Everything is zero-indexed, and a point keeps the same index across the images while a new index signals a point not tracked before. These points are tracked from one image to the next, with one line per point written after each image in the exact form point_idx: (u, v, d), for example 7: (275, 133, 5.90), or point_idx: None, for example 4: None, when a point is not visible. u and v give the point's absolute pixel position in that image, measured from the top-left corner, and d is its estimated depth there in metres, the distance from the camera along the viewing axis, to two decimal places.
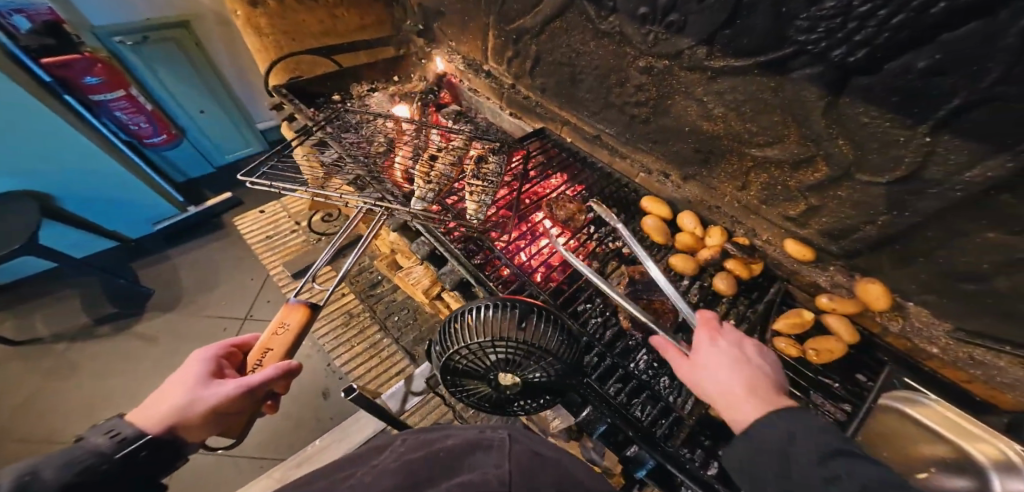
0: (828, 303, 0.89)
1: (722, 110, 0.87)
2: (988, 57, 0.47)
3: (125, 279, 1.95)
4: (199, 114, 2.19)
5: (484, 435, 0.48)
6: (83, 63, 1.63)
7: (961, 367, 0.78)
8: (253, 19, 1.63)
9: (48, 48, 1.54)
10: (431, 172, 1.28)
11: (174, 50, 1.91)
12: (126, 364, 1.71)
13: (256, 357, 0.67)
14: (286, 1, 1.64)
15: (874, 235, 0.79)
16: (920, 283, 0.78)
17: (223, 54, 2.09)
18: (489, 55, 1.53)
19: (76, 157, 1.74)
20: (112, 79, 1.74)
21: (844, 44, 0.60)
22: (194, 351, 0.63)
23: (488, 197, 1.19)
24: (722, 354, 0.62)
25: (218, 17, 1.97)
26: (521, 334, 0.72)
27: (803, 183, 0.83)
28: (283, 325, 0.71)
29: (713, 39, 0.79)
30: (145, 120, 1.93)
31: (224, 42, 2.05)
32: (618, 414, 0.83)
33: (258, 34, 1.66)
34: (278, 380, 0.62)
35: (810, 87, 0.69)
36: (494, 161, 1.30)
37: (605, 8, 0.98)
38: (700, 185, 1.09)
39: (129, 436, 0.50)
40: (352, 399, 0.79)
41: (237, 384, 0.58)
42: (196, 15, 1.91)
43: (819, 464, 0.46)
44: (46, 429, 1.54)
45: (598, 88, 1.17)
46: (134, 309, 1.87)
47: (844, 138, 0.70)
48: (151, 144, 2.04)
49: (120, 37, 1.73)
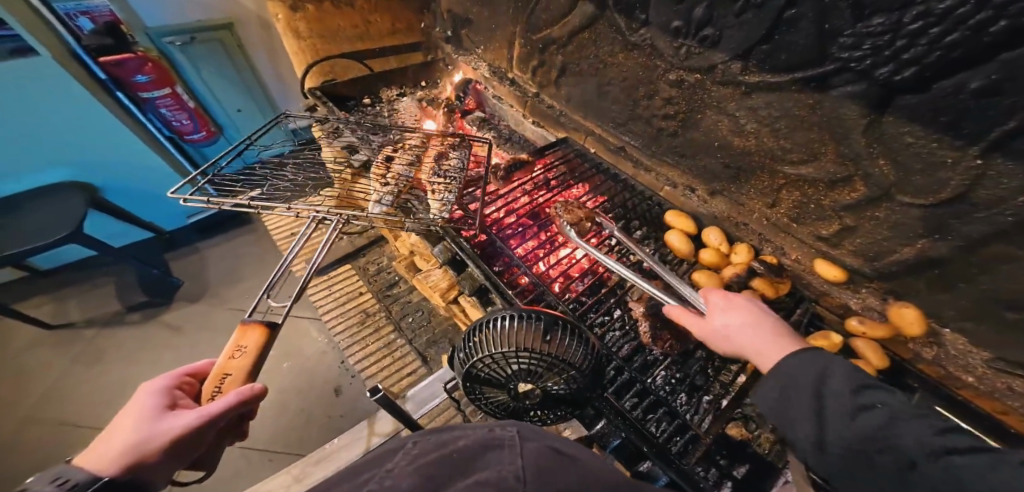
0: (858, 325, 0.87)
1: (754, 126, 0.86)
2: None
3: (158, 270, 2.01)
4: (237, 112, 2.27)
5: (493, 435, 0.47)
6: (134, 62, 1.66)
7: (999, 398, 0.75)
8: (293, 23, 1.69)
9: (106, 48, 1.60)
10: (388, 173, 1.28)
11: (218, 51, 2.00)
12: (150, 351, 1.75)
13: (213, 384, 0.63)
14: (324, 7, 1.70)
15: (911, 258, 0.76)
16: (958, 308, 0.76)
17: (262, 55, 2.19)
18: (514, 63, 1.55)
19: (122, 152, 1.81)
20: (160, 78, 1.77)
21: (891, 61, 0.59)
22: (145, 384, 0.60)
23: (450, 195, 1.17)
24: (737, 308, 0.75)
25: (261, 21, 2.06)
26: (546, 347, 0.71)
27: (838, 202, 0.81)
28: (240, 348, 0.67)
29: (749, 54, 0.78)
30: (187, 118, 1.97)
31: (264, 43, 2.15)
32: (634, 429, 0.82)
33: (296, 37, 1.72)
34: (241, 404, 0.59)
35: (851, 106, 0.68)
36: (454, 156, 1.32)
37: (636, 20, 0.99)
38: (727, 201, 1.07)
39: (81, 481, 0.47)
40: (376, 400, 0.79)
41: (195, 416, 0.56)
42: (239, 18, 1.99)
43: (852, 398, 0.51)
44: (73, 412, 1.58)
45: (625, 99, 1.17)
46: (163, 298, 1.92)
47: (885, 159, 0.68)
48: (191, 141, 2.09)
49: (171, 38, 1.80)
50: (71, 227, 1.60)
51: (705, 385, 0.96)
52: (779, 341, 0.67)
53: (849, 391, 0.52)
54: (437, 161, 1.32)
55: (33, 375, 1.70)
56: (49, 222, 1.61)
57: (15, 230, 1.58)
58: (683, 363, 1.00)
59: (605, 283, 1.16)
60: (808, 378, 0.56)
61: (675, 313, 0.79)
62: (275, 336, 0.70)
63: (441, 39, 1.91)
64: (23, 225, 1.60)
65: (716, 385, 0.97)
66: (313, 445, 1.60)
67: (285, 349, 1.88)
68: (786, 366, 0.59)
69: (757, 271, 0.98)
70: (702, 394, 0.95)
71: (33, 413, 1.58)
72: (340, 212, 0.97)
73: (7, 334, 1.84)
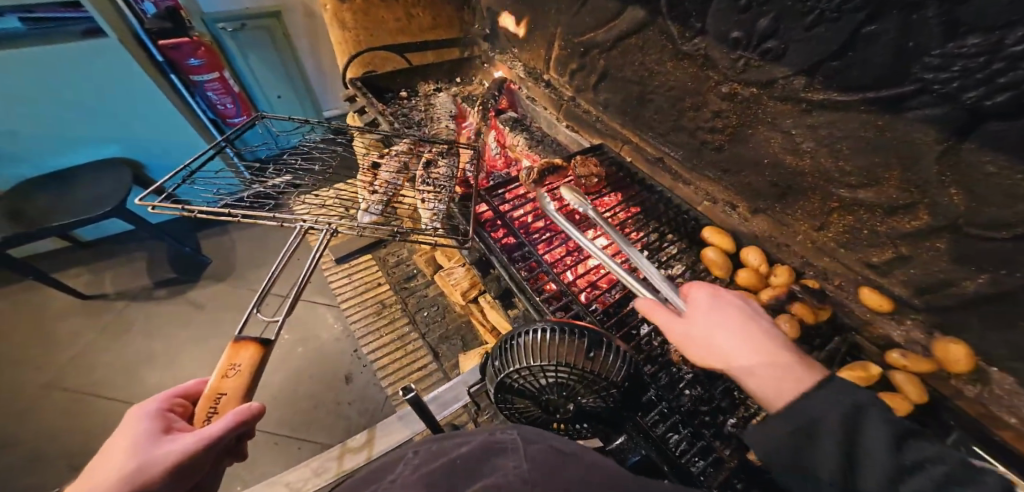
0: (899, 358, 0.84)
1: (811, 145, 0.84)
2: None
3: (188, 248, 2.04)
4: (276, 99, 2.35)
5: (495, 439, 0.46)
6: (189, 47, 1.74)
7: None
8: (340, 13, 1.73)
9: (165, 31, 1.67)
10: (377, 183, 1.41)
11: (265, 39, 2.08)
12: (172, 328, 1.76)
13: (206, 405, 0.62)
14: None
15: (972, 292, 0.72)
16: (1014, 350, 0.72)
17: (307, 47, 2.24)
18: (551, 65, 1.53)
19: (164, 131, 1.90)
20: (210, 62, 1.85)
21: (983, 85, 0.55)
22: (135, 408, 0.58)
23: (442, 203, 1.23)
24: (727, 302, 0.67)
25: (305, 10, 2.08)
26: (588, 363, 0.69)
27: (896, 229, 0.78)
28: (233, 368, 0.66)
29: (815, 70, 0.76)
30: (231, 101, 2.08)
31: (308, 32, 2.18)
32: (655, 447, 0.76)
33: (342, 27, 1.75)
34: (238, 426, 0.58)
35: (927, 129, 0.64)
36: (443, 165, 1.38)
37: (691, 29, 0.96)
38: (769, 220, 1.05)
39: None
40: (409, 400, 0.78)
41: (194, 439, 0.54)
42: (287, 7, 2.03)
43: (894, 460, 0.44)
44: (94, 382, 1.60)
45: (669, 110, 1.15)
46: (188, 276, 1.94)
47: (958, 187, 0.65)
48: (232, 124, 2.19)
49: (223, 24, 1.90)
50: (115, 202, 1.65)
51: (730, 407, 0.92)
52: (798, 366, 0.58)
53: (894, 447, 0.45)
54: (426, 169, 1.39)
55: (60, 342, 1.73)
56: (93, 196, 1.67)
57: (58, 204, 1.65)
58: (710, 384, 0.95)
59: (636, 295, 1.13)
60: (835, 425, 0.48)
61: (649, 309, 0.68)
62: (270, 352, 0.70)
63: (478, 36, 1.89)
64: (74, 198, 1.66)
65: (741, 408, 0.93)
66: (323, 432, 1.61)
67: (298, 334, 1.88)
68: (813, 407, 0.51)
69: (797, 295, 0.96)
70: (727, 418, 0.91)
71: (59, 379, 1.61)
72: (329, 222, 0.99)
73: (40, 301, 1.89)
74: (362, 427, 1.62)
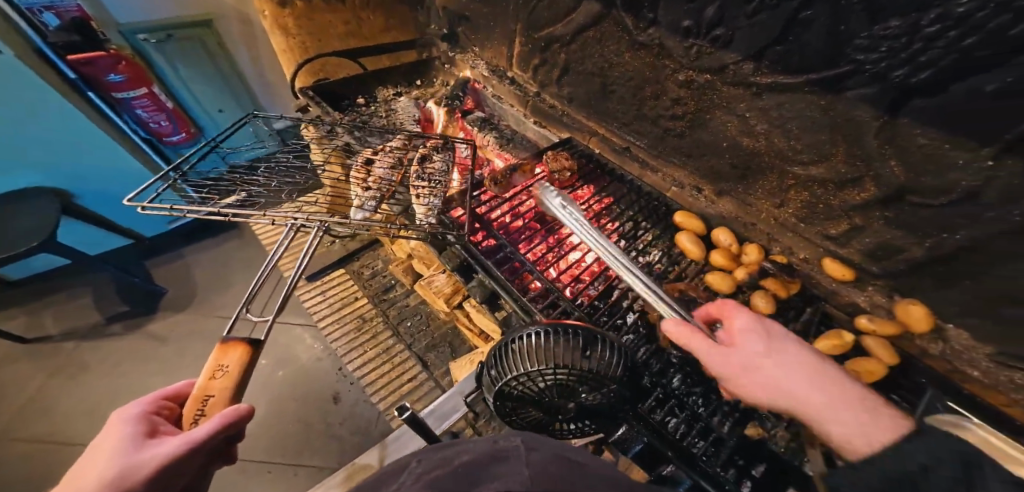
0: (868, 323, 0.87)
1: (763, 127, 0.87)
2: None
3: (140, 277, 1.92)
4: (218, 113, 2.26)
5: (499, 445, 0.43)
6: (107, 60, 1.62)
7: (1003, 391, 0.77)
8: (281, 19, 1.65)
9: (74, 45, 1.55)
10: (369, 177, 1.32)
11: (196, 49, 1.97)
12: (135, 363, 1.67)
13: (194, 407, 0.59)
14: (312, 4, 1.66)
15: (921, 256, 0.77)
16: (964, 306, 0.77)
17: (244, 53, 2.14)
18: (515, 62, 1.52)
19: (97, 155, 1.75)
20: (135, 77, 1.73)
21: (906, 64, 0.59)
22: (120, 409, 0.56)
23: (437, 199, 1.16)
24: (774, 331, 0.61)
25: (240, 17, 2.00)
26: (587, 363, 0.63)
27: (847, 202, 0.82)
28: (221, 368, 0.64)
29: (761, 55, 0.78)
30: (165, 118, 1.96)
31: (245, 40, 2.10)
32: (656, 433, 0.80)
33: (285, 34, 1.69)
34: (228, 427, 0.56)
35: (865, 107, 0.68)
36: (438, 159, 1.32)
37: (643, 19, 0.98)
38: (734, 201, 1.07)
39: None
40: (405, 420, 0.75)
41: (178, 443, 0.52)
42: (218, 14, 1.94)
43: None
44: (51, 429, 1.51)
45: (631, 99, 1.16)
46: (143, 307, 1.83)
47: (897, 159, 0.68)
48: (171, 142, 2.07)
49: (145, 35, 1.78)
50: (43, 235, 1.54)
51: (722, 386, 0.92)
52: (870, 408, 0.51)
53: None
54: (420, 164, 1.32)
55: (7, 391, 1.61)
56: (23, 231, 1.54)
57: None
58: (698, 364, 0.95)
59: (617, 286, 1.10)
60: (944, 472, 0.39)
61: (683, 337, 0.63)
62: (259, 354, 0.68)
63: (437, 36, 1.84)
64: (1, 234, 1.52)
65: None
66: (313, 453, 1.57)
67: (277, 356, 1.83)
68: (910, 454, 0.42)
69: (768, 270, 0.99)
70: (719, 396, 0.90)
71: (9, 430, 1.50)
72: (320, 220, 1.00)
73: None
74: (356, 444, 1.59)
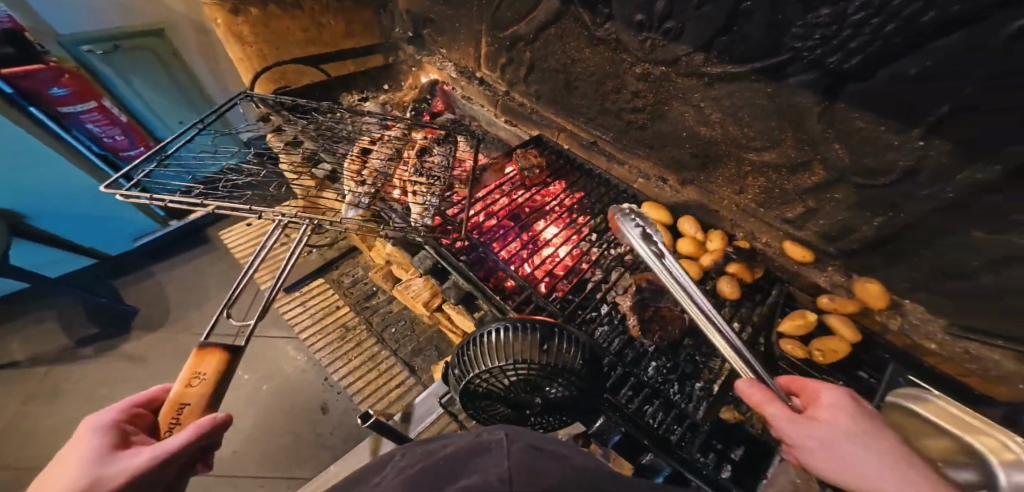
0: (828, 303, 0.90)
1: (718, 116, 0.88)
2: (970, 67, 0.50)
3: (106, 297, 1.81)
4: (178, 125, 2.10)
5: (480, 438, 0.43)
6: (46, 73, 1.43)
7: (960, 362, 0.80)
8: (234, 27, 1.54)
9: (7, 57, 1.36)
10: (363, 170, 1.22)
11: (149, 59, 1.81)
12: (108, 385, 1.61)
13: (168, 415, 0.55)
14: (270, 9, 1.57)
15: (871, 235, 0.80)
16: (914, 281, 0.80)
17: (201, 64, 2.01)
18: (482, 62, 1.51)
19: (43, 173, 1.56)
20: (81, 90, 1.55)
21: (839, 51, 0.62)
22: (87, 417, 0.49)
23: (433, 198, 1.13)
24: (872, 417, 0.52)
25: (195, 26, 1.88)
26: (544, 357, 0.64)
27: (800, 186, 0.84)
28: (198, 376, 0.59)
29: (709, 46, 0.80)
30: (120, 132, 1.78)
31: (202, 50, 1.97)
32: (632, 423, 0.81)
33: (241, 42, 1.59)
34: (204, 437, 0.51)
35: (806, 94, 0.70)
36: (437, 152, 1.30)
37: (600, 15, 0.99)
38: (698, 190, 1.08)
39: None
40: (367, 427, 0.75)
41: (148, 455, 0.46)
42: (170, 24, 1.80)
43: None
44: (19, 458, 1.43)
45: (594, 94, 1.17)
46: (115, 329, 1.75)
47: (839, 142, 0.71)
48: (127, 157, 1.88)
49: (90, 45, 1.59)
50: None
51: (695, 372, 0.94)
52: None
53: None
54: (420, 157, 1.30)
55: None
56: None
57: None
58: (673, 351, 0.97)
59: (588, 279, 1.11)
60: None
61: (753, 397, 0.55)
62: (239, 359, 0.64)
63: (402, 40, 1.84)
64: None
65: (706, 371, 0.95)
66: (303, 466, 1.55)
67: (260, 371, 1.80)
68: None
69: (733, 257, 1.01)
70: (694, 381, 0.93)
71: None
72: (307, 217, 0.90)
73: None
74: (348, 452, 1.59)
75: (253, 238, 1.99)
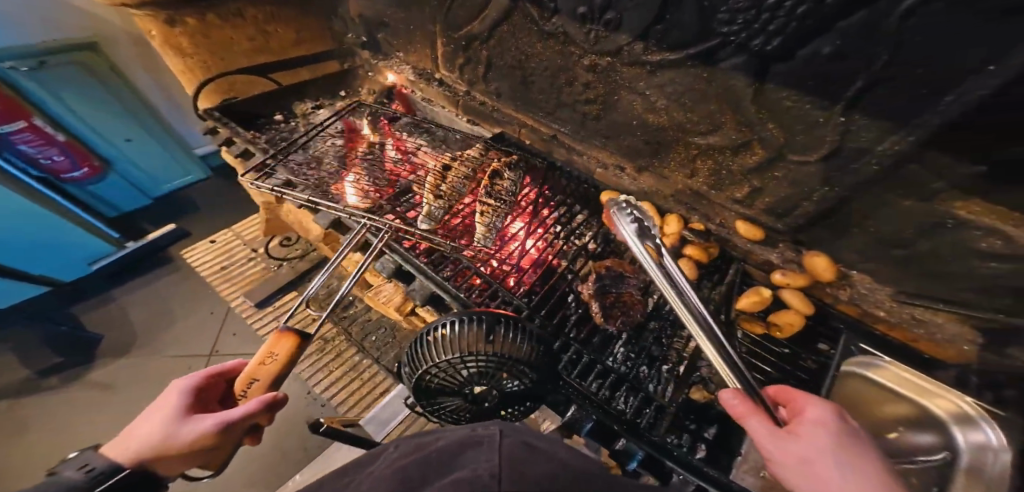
0: (782, 278, 0.93)
1: (664, 103, 0.90)
2: (873, 46, 0.53)
3: (66, 325, 1.71)
4: (127, 143, 1.88)
5: (471, 432, 0.41)
6: None
7: (907, 327, 0.84)
8: (172, 39, 1.49)
9: None
10: (442, 186, 1.22)
11: (83, 76, 1.62)
12: (76, 417, 1.51)
13: (240, 387, 0.60)
14: (208, 18, 1.52)
15: (812, 210, 0.83)
16: (859, 252, 0.84)
17: (146, 77, 1.86)
18: (439, 63, 1.51)
19: None
20: (8, 109, 1.46)
21: (761, 34, 0.64)
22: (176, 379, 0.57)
23: (498, 220, 1.14)
24: (860, 438, 0.47)
25: (133, 39, 1.75)
26: (489, 347, 0.65)
27: (745, 166, 0.86)
28: (272, 356, 0.62)
29: (647, 35, 0.81)
30: (58, 152, 1.66)
31: (146, 66, 1.83)
32: (602, 410, 0.82)
33: (181, 54, 1.53)
34: (261, 412, 0.55)
35: (739, 76, 0.72)
36: (508, 177, 1.23)
37: (547, 9, 0.99)
38: (653, 176, 1.11)
39: (105, 471, 0.45)
40: (320, 434, 0.76)
41: (213, 421, 0.52)
42: (106, 38, 1.68)
43: None
44: None
45: (550, 89, 1.18)
46: (80, 357, 1.65)
47: (773, 122, 0.73)
48: (71, 179, 1.75)
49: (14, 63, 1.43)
50: None
51: (662, 354, 0.96)
52: None
53: None
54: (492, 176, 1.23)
55: None
56: None
57: None
58: (638, 336, 0.99)
59: (556, 269, 1.10)
60: None
61: (737, 411, 0.51)
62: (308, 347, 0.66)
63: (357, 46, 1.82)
64: None
65: (671, 353, 0.97)
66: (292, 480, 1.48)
67: None
68: None
69: (688, 240, 1.04)
70: (662, 363, 0.95)
71: None
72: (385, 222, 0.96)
73: None
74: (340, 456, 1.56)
75: (218, 256, 1.96)
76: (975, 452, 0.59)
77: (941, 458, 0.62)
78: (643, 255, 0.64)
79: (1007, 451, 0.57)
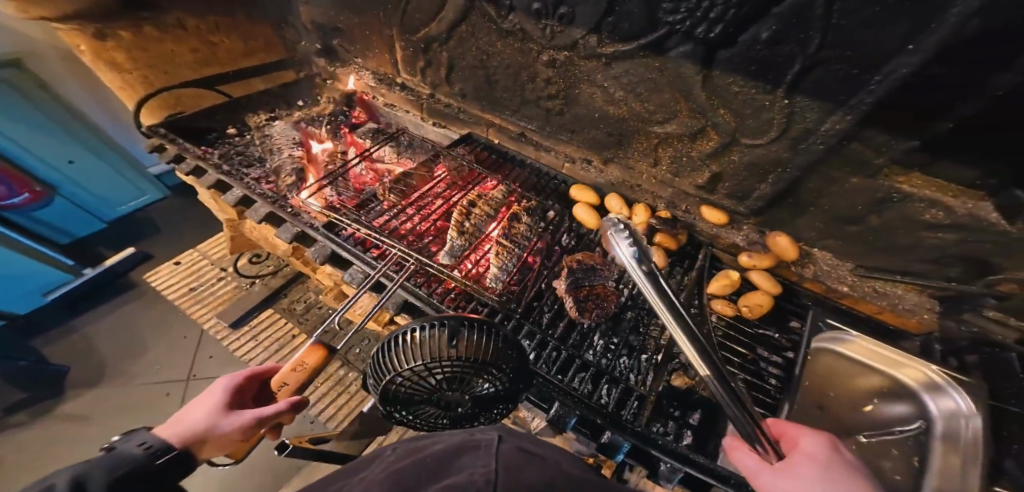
0: (749, 260, 0.93)
1: (621, 94, 0.91)
2: (806, 29, 0.55)
3: (28, 360, 1.62)
4: (69, 165, 1.79)
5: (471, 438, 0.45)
6: None
7: (869, 300, 0.86)
8: (105, 54, 1.43)
9: None
10: (462, 226, 1.13)
11: (13, 94, 1.54)
12: (47, 455, 1.44)
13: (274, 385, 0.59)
14: (144, 32, 1.46)
15: (770, 192, 0.84)
16: (818, 230, 0.86)
17: (77, 91, 1.77)
18: (400, 67, 1.49)
19: None
20: None
21: (704, 22, 0.64)
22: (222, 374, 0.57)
23: (511, 264, 1.06)
24: (851, 471, 0.44)
25: (62, 53, 1.68)
26: (454, 352, 0.64)
27: (703, 152, 0.87)
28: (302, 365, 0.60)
29: (600, 27, 0.82)
30: None
31: (77, 79, 1.75)
32: (583, 404, 0.82)
33: (117, 70, 1.48)
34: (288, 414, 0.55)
35: (688, 64, 0.72)
36: (528, 220, 1.14)
37: (502, 7, 0.98)
38: (620, 168, 1.12)
39: (156, 448, 0.48)
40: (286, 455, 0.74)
41: (249, 416, 0.52)
42: (31, 53, 1.60)
43: None
44: None
45: (513, 86, 1.18)
46: (46, 392, 1.57)
47: (724, 108, 0.74)
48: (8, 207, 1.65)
49: None
50: None
51: (640, 344, 0.97)
52: None
53: None
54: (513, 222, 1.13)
55: None
56: None
57: None
58: (615, 327, 1.00)
59: (528, 266, 1.09)
60: None
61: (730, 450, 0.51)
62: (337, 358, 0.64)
63: (314, 53, 1.77)
64: None
65: (649, 342, 0.98)
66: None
67: None
68: None
69: (656, 228, 1.02)
70: (642, 352, 0.96)
71: None
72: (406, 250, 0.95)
73: None
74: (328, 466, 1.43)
75: (185, 277, 1.91)
76: (948, 419, 0.60)
77: (916, 427, 0.63)
78: (640, 278, 0.53)
79: (976, 416, 0.58)
